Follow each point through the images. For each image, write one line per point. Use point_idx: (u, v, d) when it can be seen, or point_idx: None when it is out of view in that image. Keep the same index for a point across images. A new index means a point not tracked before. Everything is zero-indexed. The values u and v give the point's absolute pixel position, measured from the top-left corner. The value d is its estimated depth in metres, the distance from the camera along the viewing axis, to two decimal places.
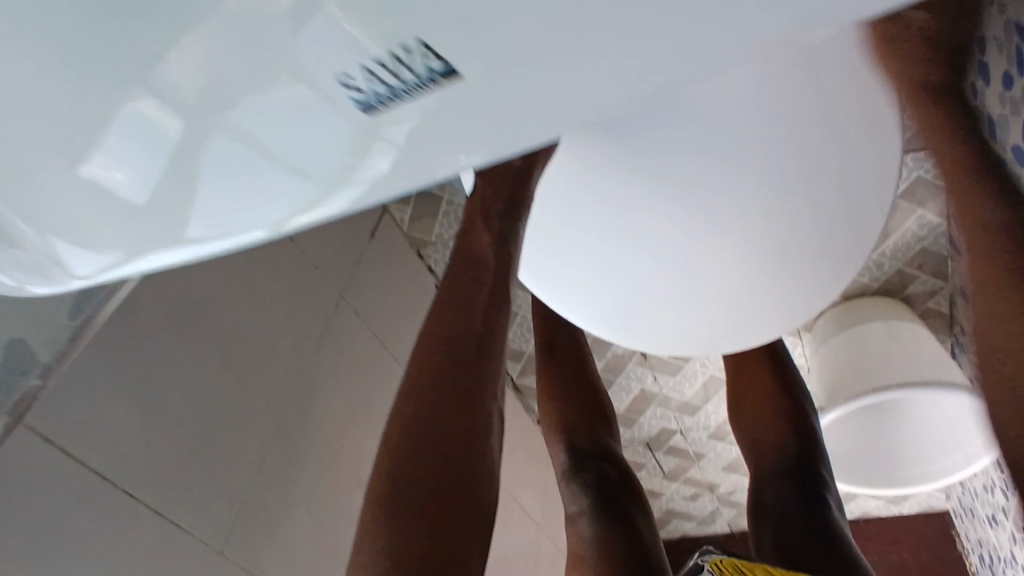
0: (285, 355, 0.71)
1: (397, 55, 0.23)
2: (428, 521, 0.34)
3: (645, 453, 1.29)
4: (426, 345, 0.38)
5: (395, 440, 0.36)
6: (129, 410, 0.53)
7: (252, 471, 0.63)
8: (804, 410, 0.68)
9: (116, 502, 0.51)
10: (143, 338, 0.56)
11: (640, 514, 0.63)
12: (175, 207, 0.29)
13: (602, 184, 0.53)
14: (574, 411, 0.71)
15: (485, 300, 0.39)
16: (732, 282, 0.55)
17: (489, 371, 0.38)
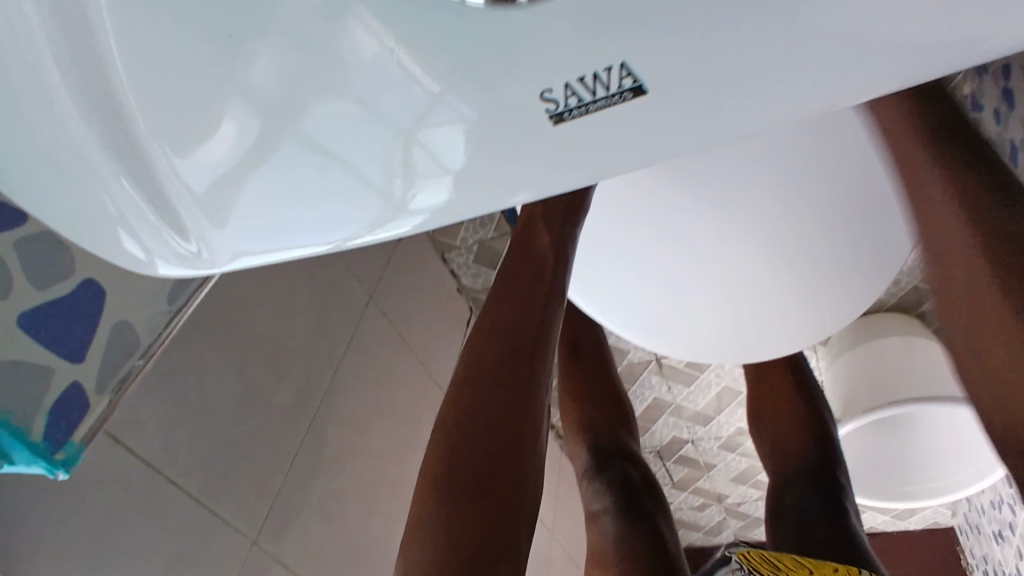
0: (318, 353, 0.72)
1: (599, 72, 0.25)
2: (480, 504, 0.36)
3: (655, 462, 1.30)
4: (482, 340, 0.40)
5: (452, 429, 0.38)
6: (173, 395, 0.55)
7: (282, 463, 0.64)
8: (824, 419, 0.69)
9: (161, 488, 0.52)
10: (190, 330, 0.57)
11: (662, 514, 0.64)
12: (236, 200, 0.31)
13: (649, 192, 0.55)
14: (597, 414, 0.72)
15: (541, 300, 0.40)
16: (762, 293, 0.56)
17: (542, 369, 0.39)
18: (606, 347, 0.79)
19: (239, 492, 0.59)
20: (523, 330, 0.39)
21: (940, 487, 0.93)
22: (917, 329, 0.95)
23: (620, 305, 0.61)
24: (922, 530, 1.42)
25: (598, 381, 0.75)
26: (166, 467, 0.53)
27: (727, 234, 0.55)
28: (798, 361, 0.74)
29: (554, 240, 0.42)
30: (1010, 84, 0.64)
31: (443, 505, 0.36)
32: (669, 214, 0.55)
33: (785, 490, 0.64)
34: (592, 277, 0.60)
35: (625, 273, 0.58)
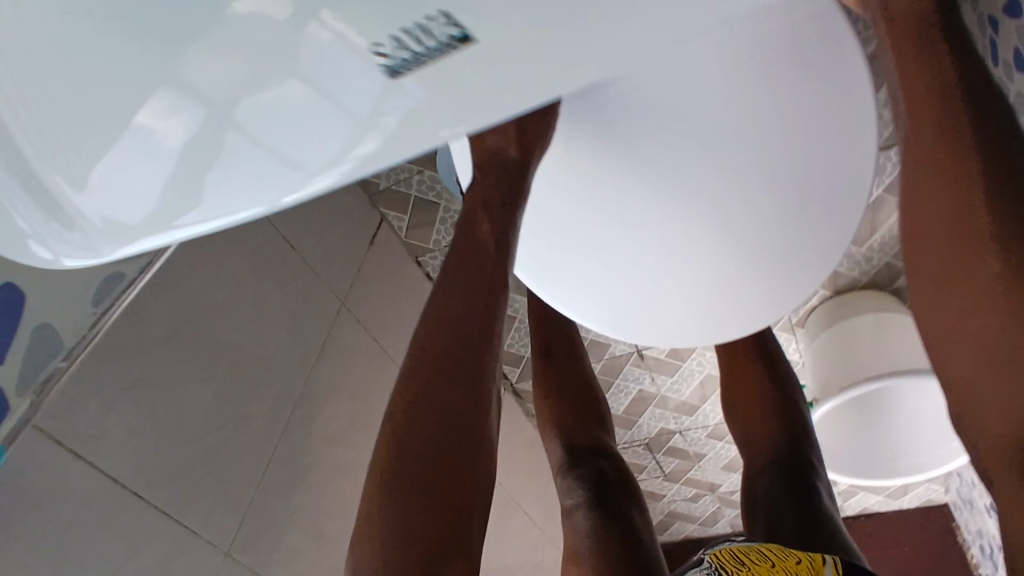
0: (289, 362, 0.72)
1: (423, 23, 0.25)
2: (427, 498, 0.36)
3: (645, 455, 1.30)
4: (429, 332, 0.39)
5: (398, 421, 0.38)
6: (136, 411, 0.54)
7: (254, 474, 0.64)
8: (794, 404, 0.69)
9: (126, 502, 0.52)
10: (151, 343, 0.57)
11: (636, 508, 0.64)
12: (186, 181, 0.32)
13: (596, 169, 0.56)
14: (571, 410, 0.72)
15: (485, 287, 0.40)
16: (722, 274, 0.56)
17: (488, 360, 0.39)
18: (578, 343, 0.79)
19: (209, 504, 0.59)
20: (467, 320, 0.39)
21: (923, 464, 0.94)
22: (892, 306, 0.95)
23: (582, 295, 0.60)
24: (916, 508, 1.42)
25: (571, 376, 0.74)
26: (131, 484, 0.53)
27: (679, 211, 0.55)
28: (767, 345, 0.74)
29: (495, 225, 0.42)
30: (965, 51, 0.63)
31: (393, 506, 0.36)
32: (619, 193, 0.56)
33: (757, 479, 0.64)
34: (550, 264, 0.60)
35: (582, 258, 0.59)
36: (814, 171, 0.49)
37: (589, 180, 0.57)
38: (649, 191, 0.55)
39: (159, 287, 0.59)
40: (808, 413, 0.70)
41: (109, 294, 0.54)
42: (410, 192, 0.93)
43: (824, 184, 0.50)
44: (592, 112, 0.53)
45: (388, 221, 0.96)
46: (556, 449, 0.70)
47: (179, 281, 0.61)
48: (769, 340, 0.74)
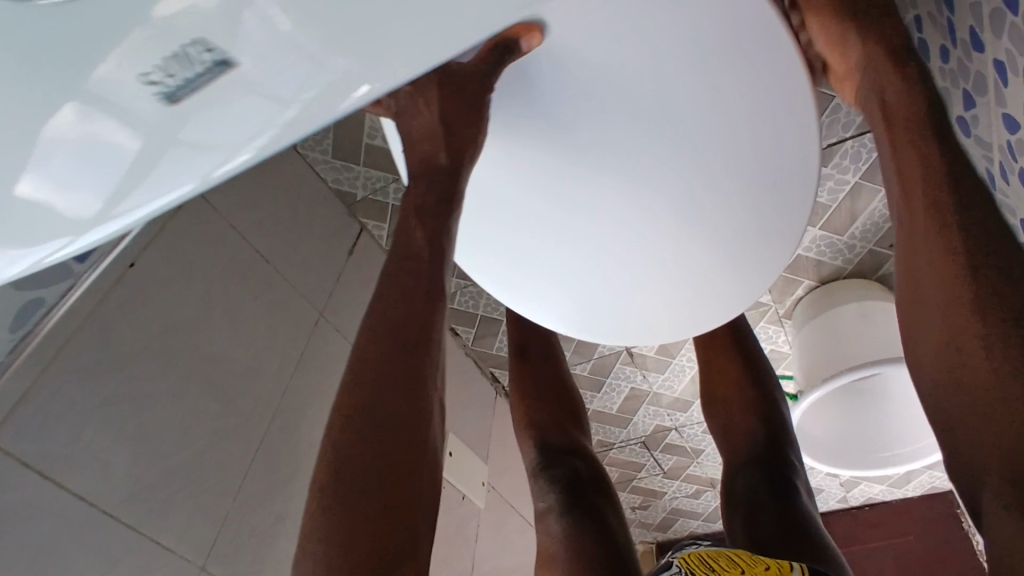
0: (266, 376, 0.72)
1: (180, 50, 0.25)
2: (369, 509, 0.36)
3: (643, 453, 1.29)
4: (368, 343, 0.40)
5: (339, 433, 0.38)
6: (105, 429, 0.55)
7: (230, 487, 0.64)
8: (773, 397, 0.68)
9: (96, 520, 0.53)
10: (119, 363, 0.58)
11: (610, 507, 0.64)
12: (92, 175, 0.29)
13: (548, 176, 0.53)
14: (549, 411, 0.72)
15: (421, 295, 0.40)
16: (681, 267, 0.56)
17: (427, 365, 0.39)
18: (556, 346, 0.78)
19: (184, 519, 0.59)
20: (404, 329, 0.39)
21: (917, 450, 0.93)
22: (877, 294, 0.94)
23: (545, 297, 0.61)
24: (921, 496, 1.41)
25: (548, 377, 0.74)
26: (103, 502, 0.53)
27: (649, 212, 0.53)
28: (744, 335, 0.73)
29: (428, 234, 0.42)
30: (922, 36, 0.61)
31: (334, 521, 0.35)
32: (574, 196, 0.53)
33: (737, 475, 0.64)
34: (515, 270, 0.60)
35: (540, 259, 0.59)
36: (768, 164, 0.48)
37: (544, 189, 0.54)
38: (619, 198, 0.52)
39: (126, 307, 0.60)
40: (787, 406, 0.69)
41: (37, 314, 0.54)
42: (387, 201, 0.93)
43: (773, 171, 0.49)
44: (531, 115, 0.48)
45: (367, 230, 0.97)
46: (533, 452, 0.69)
47: (148, 299, 0.62)
48: (746, 330, 0.73)
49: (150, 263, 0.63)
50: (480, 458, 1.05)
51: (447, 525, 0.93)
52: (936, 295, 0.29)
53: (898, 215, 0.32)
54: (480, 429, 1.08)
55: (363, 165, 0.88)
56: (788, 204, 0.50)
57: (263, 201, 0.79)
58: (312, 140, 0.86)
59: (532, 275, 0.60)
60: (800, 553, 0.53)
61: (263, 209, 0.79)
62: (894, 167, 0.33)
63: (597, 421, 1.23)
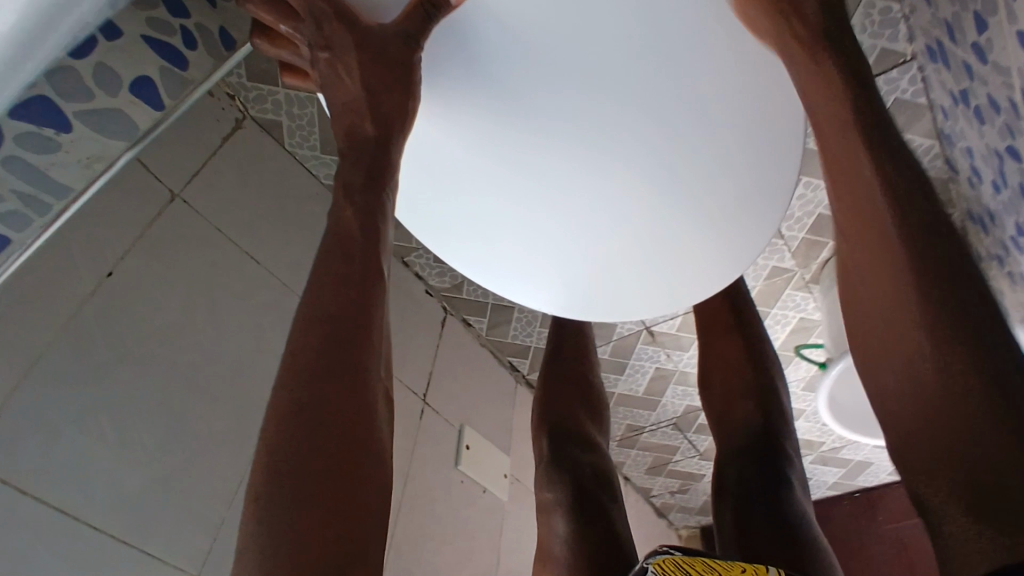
0: (260, 381, 0.71)
1: None
2: (304, 520, 0.32)
3: (676, 435, 1.24)
4: (303, 337, 0.37)
5: (273, 435, 0.34)
6: (87, 441, 0.54)
7: (225, 494, 0.63)
8: (772, 385, 0.69)
9: (81, 534, 0.52)
10: (100, 374, 0.57)
11: (609, 498, 0.72)
12: None
13: (508, 150, 0.48)
14: (563, 404, 0.79)
15: (356, 276, 0.38)
16: (664, 235, 0.52)
17: (368, 355, 0.37)
18: (585, 349, 0.84)
19: (176, 528, 0.58)
20: (340, 319, 0.37)
21: None
22: None
23: (527, 278, 0.58)
24: None
25: (572, 376, 0.81)
26: (86, 516, 0.53)
27: (625, 177, 0.48)
28: (749, 318, 0.74)
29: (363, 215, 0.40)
30: None
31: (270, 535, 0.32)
32: (536, 164, 0.49)
33: (730, 463, 0.66)
34: (492, 248, 0.56)
35: (514, 238, 0.55)
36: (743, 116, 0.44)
37: (502, 156, 0.49)
38: (590, 171, 0.48)
39: (103, 317, 0.59)
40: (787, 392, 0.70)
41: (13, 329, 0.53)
42: None
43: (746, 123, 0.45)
44: (463, 78, 0.43)
45: None
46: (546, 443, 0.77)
47: (127, 309, 0.61)
48: (751, 314, 0.74)
49: (129, 271, 0.62)
50: (502, 451, 1.02)
51: (467, 522, 0.91)
52: (912, 355, 0.28)
53: (858, 266, 0.31)
54: (500, 421, 1.05)
55: None
56: (769, 158, 0.46)
57: (252, 202, 0.78)
58: (299, 136, 0.84)
59: (508, 255, 0.56)
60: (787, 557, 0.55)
61: (250, 209, 0.77)
62: (860, 217, 0.31)
63: (625, 404, 1.18)
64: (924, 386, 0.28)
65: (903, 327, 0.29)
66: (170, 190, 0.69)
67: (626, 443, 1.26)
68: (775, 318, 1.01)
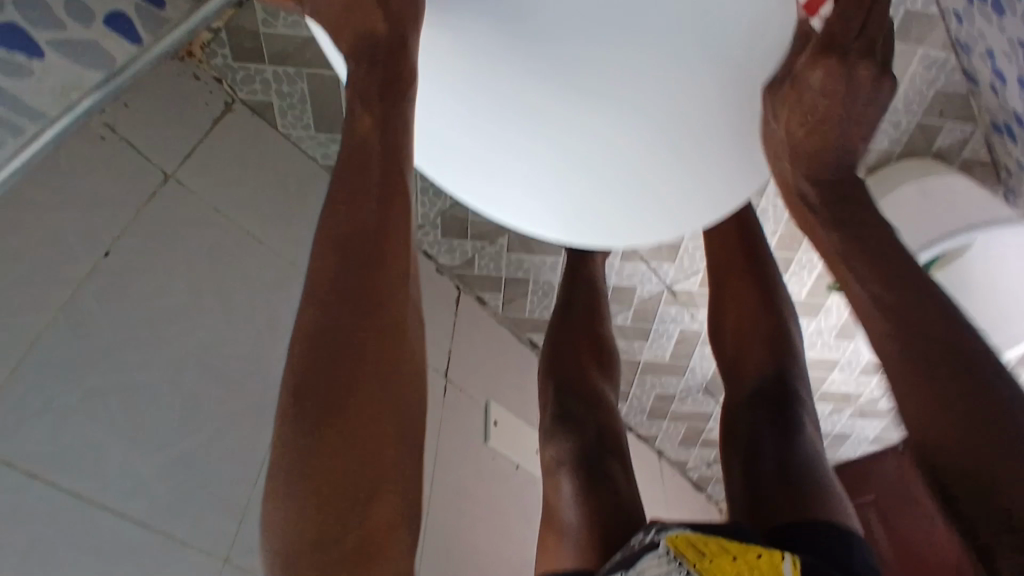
0: (274, 360, 0.69)
1: None
2: (327, 436, 0.32)
3: (708, 401, 1.20)
4: (325, 250, 0.36)
5: (299, 351, 0.34)
6: (91, 426, 0.52)
7: (246, 475, 0.61)
8: (784, 331, 0.70)
9: (96, 517, 0.50)
10: (101, 359, 0.55)
11: (616, 467, 0.68)
12: None
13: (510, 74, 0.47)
14: (571, 360, 0.76)
15: (375, 186, 0.38)
16: (682, 144, 0.49)
17: (387, 269, 0.36)
18: (595, 302, 0.80)
19: (198, 509, 0.56)
20: (361, 237, 0.36)
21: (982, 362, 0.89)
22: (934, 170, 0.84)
23: (527, 210, 0.56)
24: None
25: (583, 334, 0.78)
26: (97, 499, 0.50)
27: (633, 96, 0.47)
28: (761, 263, 0.74)
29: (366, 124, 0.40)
30: None
31: (302, 460, 0.32)
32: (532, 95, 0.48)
33: (746, 413, 0.67)
34: (493, 175, 0.53)
35: (521, 161, 0.52)
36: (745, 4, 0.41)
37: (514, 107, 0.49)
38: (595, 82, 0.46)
39: (101, 299, 0.57)
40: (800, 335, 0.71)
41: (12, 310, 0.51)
42: None
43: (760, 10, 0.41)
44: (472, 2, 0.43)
45: None
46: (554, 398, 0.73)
47: (128, 289, 0.59)
48: (766, 258, 0.74)
49: (127, 254, 0.60)
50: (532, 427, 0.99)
51: (500, 498, 0.88)
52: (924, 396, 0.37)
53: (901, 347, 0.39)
54: (528, 396, 1.02)
55: None
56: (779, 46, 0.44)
57: (252, 182, 0.76)
58: (291, 116, 0.81)
59: (505, 183, 0.54)
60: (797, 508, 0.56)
61: (250, 187, 0.75)
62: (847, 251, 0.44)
63: (653, 372, 1.15)
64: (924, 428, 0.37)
65: (900, 351, 0.39)
66: (163, 171, 0.66)
67: (657, 414, 1.22)
68: (801, 263, 0.97)
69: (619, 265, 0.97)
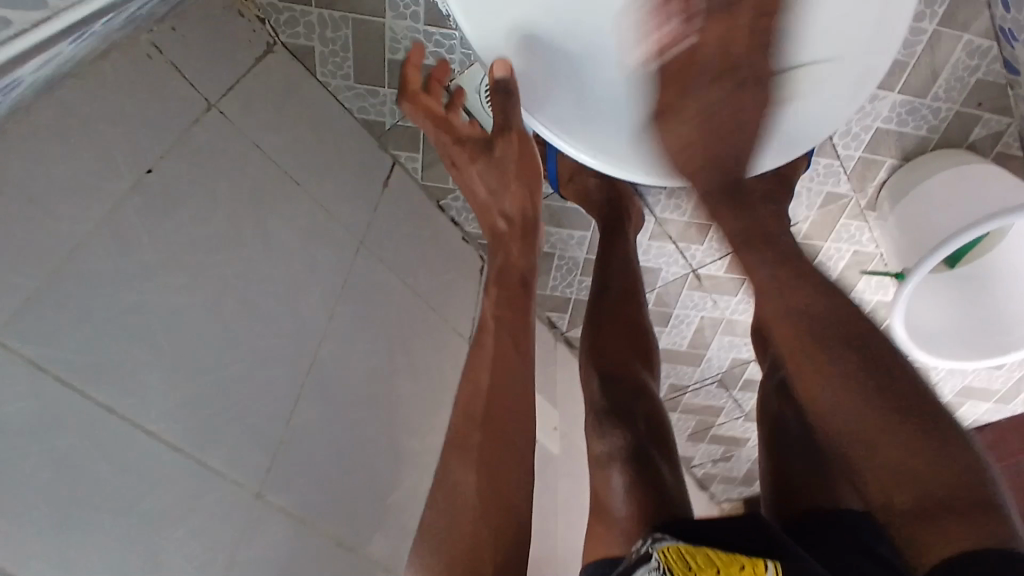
0: (310, 304, 0.66)
1: None
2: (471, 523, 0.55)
3: (721, 394, 1.19)
4: (472, 388, 0.63)
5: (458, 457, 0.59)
6: (132, 345, 0.49)
7: (281, 412, 0.59)
8: None
9: (131, 437, 0.47)
10: (142, 275, 0.52)
11: (667, 464, 0.67)
12: None
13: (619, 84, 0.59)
14: (617, 349, 0.75)
15: (492, 359, 0.64)
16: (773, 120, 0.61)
17: (506, 414, 0.61)
18: (634, 287, 0.80)
19: (233, 442, 0.54)
20: (481, 390, 0.62)
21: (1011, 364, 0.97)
22: (969, 161, 0.84)
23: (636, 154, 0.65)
24: None
25: (619, 321, 0.77)
26: (134, 418, 0.48)
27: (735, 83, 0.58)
28: None
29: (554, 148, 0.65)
30: None
31: (435, 542, 0.55)
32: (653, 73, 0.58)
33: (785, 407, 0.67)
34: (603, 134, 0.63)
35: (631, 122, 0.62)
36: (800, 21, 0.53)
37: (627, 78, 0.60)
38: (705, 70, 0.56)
39: (143, 216, 0.54)
40: None
41: (61, 208, 0.48)
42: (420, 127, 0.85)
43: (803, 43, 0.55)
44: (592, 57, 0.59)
45: (399, 163, 0.89)
46: (597, 387, 0.73)
47: (172, 211, 0.56)
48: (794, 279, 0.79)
49: (169, 176, 0.57)
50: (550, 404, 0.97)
51: None
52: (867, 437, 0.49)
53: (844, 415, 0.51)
54: (546, 373, 1.01)
55: (389, 88, 0.81)
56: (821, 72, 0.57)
57: (290, 125, 0.73)
58: (331, 65, 0.79)
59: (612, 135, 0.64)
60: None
61: (287, 128, 0.73)
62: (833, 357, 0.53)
63: (668, 361, 1.14)
64: (893, 448, 0.47)
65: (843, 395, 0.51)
66: (206, 100, 0.64)
67: (669, 405, 1.21)
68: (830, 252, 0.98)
69: (648, 245, 0.96)
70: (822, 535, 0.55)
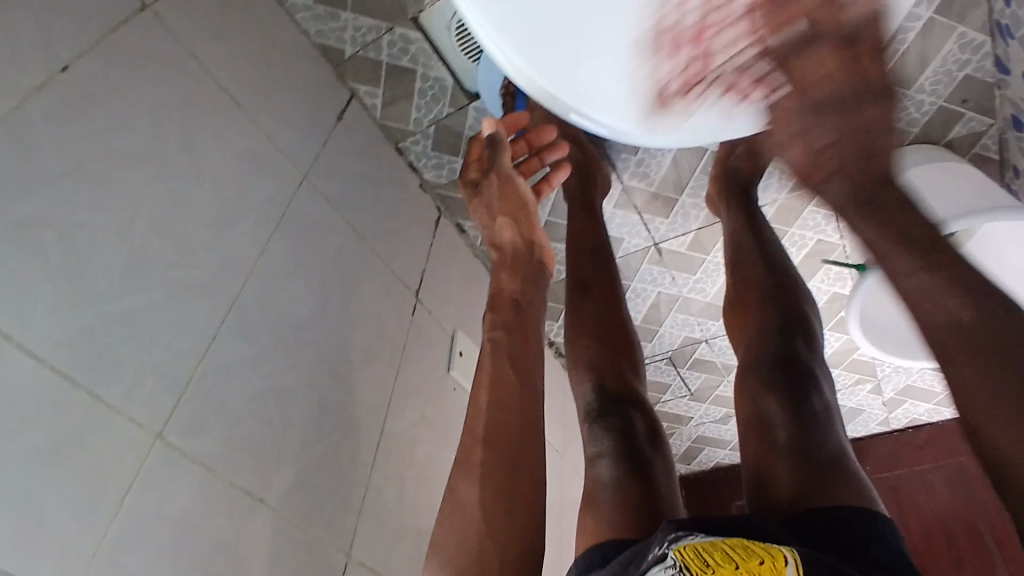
0: (239, 236, 0.61)
1: None
2: (503, 530, 0.52)
3: (668, 371, 1.18)
4: (477, 409, 0.58)
5: (478, 478, 0.54)
6: (21, 258, 0.44)
7: (194, 351, 0.54)
8: (799, 323, 0.67)
9: (12, 357, 0.42)
10: (41, 182, 0.46)
11: (660, 466, 0.64)
12: None
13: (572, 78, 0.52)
14: (599, 345, 0.72)
15: (505, 377, 0.60)
16: None
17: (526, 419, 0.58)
18: (618, 284, 0.78)
19: (135, 376, 0.49)
20: (505, 401, 0.58)
21: None
22: (947, 158, 0.83)
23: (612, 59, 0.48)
24: None
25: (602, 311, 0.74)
26: (22, 342, 0.43)
27: None
28: (778, 271, 0.72)
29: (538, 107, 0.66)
30: None
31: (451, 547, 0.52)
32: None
33: (764, 399, 0.62)
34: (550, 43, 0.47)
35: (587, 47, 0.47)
36: None
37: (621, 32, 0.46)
38: None
39: (49, 119, 0.48)
40: (818, 328, 0.69)
41: None
42: (381, 59, 0.79)
43: None
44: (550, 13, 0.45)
45: (357, 97, 0.83)
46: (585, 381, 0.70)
47: (83, 112, 0.50)
48: (783, 269, 0.72)
49: (87, 77, 0.51)
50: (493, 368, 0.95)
51: (450, 426, 0.85)
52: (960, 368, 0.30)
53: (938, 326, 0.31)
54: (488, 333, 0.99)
55: (351, 13, 0.74)
56: None
57: (235, 38, 0.67)
58: None
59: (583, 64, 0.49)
60: (808, 487, 0.54)
61: (232, 41, 0.66)
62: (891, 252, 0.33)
63: None
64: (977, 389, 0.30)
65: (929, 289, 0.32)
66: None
67: None
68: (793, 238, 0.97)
69: (611, 213, 0.92)
70: (826, 531, 0.48)
